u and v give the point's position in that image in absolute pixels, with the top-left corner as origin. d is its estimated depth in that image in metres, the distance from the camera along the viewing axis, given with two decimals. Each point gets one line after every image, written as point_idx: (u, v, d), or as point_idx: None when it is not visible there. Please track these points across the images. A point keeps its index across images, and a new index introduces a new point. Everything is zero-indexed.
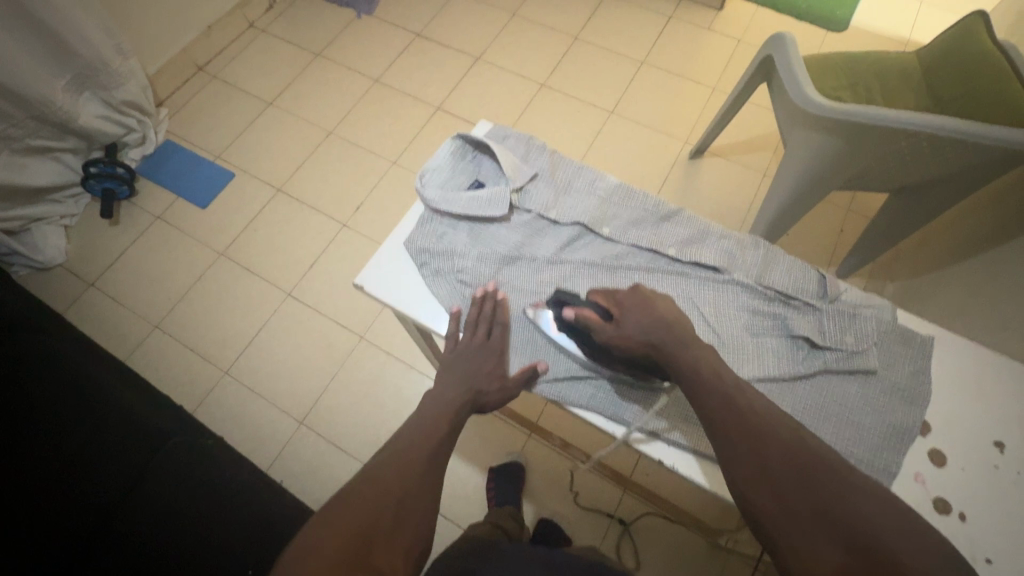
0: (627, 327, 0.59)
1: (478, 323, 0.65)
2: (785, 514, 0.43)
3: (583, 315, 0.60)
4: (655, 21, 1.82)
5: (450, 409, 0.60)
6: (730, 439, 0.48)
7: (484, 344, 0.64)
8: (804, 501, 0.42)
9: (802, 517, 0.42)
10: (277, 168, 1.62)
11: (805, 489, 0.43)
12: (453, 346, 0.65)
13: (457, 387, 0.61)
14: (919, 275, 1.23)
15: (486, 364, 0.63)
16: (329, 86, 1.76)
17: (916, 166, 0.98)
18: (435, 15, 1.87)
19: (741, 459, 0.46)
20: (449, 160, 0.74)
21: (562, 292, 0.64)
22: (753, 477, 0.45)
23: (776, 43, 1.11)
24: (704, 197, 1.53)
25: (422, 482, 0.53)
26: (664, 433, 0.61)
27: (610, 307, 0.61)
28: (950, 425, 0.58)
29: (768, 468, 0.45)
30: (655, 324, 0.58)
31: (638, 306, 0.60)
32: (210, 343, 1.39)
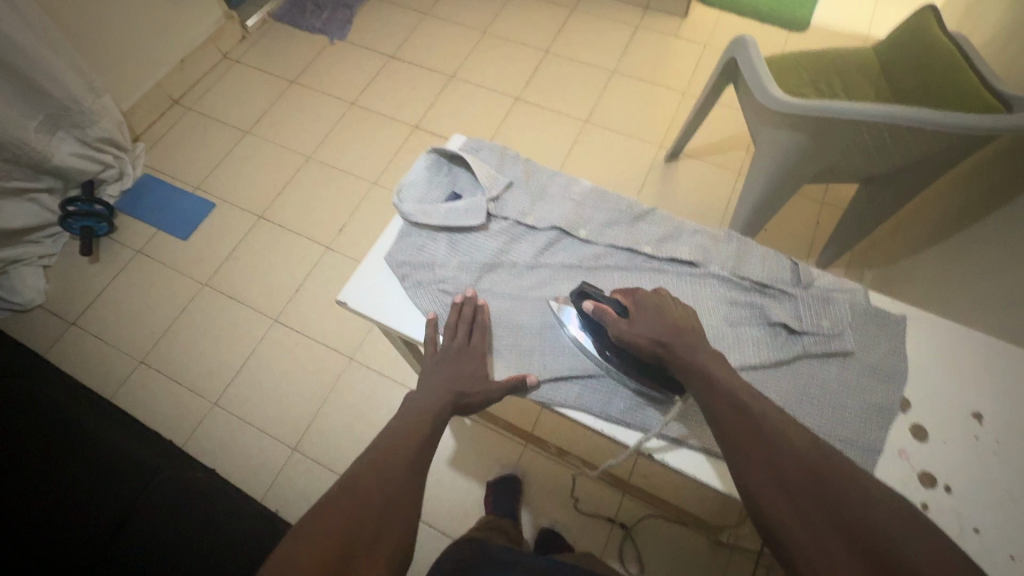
0: (640, 327, 0.58)
1: (458, 325, 0.65)
2: (799, 522, 0.45)
3: (599, 307, 0.61)
4: (622, 30, 1.87)
5: (433, 410, 0.60)
6: (742, 445, 0.50)
7: (466, 346, 0.64)
8: (817, 508, 0.45)
9: (814, 525, 0.44)
10: (257, 195, 1.63)
11: (816, 495, 0.45)
12: (434, 353, 0.65)
13: (441, 391, 0.61)
14: (894, 261, 1.26)
15: (467, 366, 0.63)
16: (306, 111, 1.77)
17: (879, 155, 1.01)
18: (407, 37, 1.90)
19: (755, 467, 0.48)
20: (425, 174, 0.75)
21: (587, 286, 0.64)
22: (767, 484, 0.47)
23: (737, 46, 1.14)
24: (681, 198, 1.56)
25: (404, 491, 0.53)
26: (684, 441, 0.61)
27: (628, 304, 0.61)
28: (930, 399, 0.59)
29: (782, 476, 0.47)
30: (666, 329, 0.58)
31: (654, 311, 0.59)
32: (198, 375, 1.38)
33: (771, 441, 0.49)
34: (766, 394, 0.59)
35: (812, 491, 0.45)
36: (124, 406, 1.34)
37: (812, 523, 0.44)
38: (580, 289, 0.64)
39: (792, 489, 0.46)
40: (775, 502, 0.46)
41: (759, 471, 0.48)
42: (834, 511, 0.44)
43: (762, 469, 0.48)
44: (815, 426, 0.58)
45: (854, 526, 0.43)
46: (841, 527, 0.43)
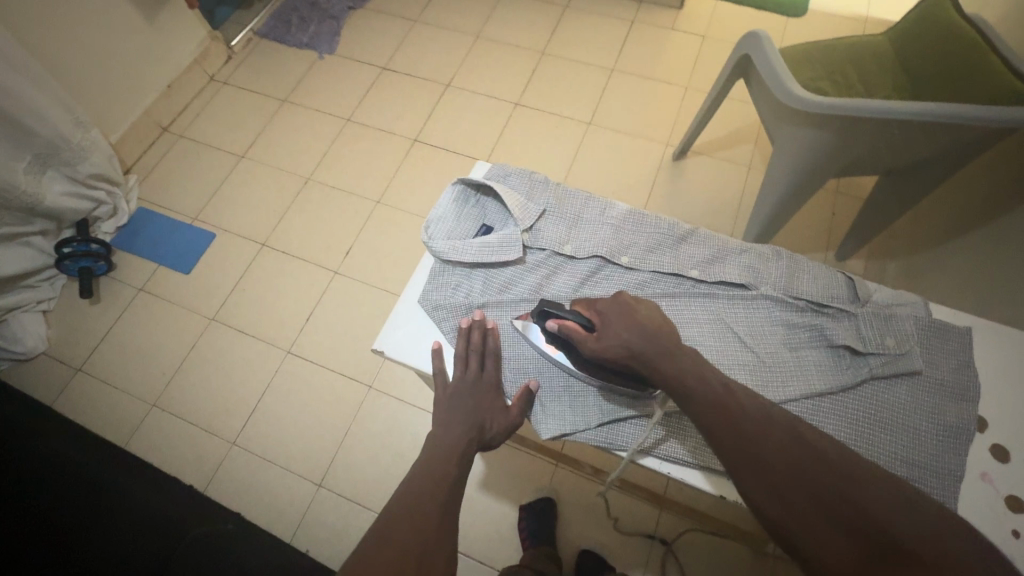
0: (607, 339, 0.57)
1: (469, 354, 0.64)
2: (793, 514, 0.42)
3: (565, 327, 0.59)
4: (618, 26, 1.83)
5: (456, 446, 0.57)
6: (727, 445, 0.47)
7: (479, 377, 0.63)
8: (809, 499, 0.42)
9: (809, 517, 0.41)
10: (259, 222, 1.58)
11: (803, 478, 0.43)
12: (445, 387, 0.63)
13: (459, 427, 0.59)
14: (918, 252, 1.24)
15: (487, 397, 0.62)
16: (302, 132, 1.72)
17: (906, 148, 0.98)
18: (398, 46, 1.85)
19: (741, 464, 0.46)
20: (452, 208, 0.71)
21: (546, 303, 0.62)
22: (753, 477, 0.45)
23: (750, 41, 1.11)
24: (692, 197, 1.53)
25: (440, 534, 0.50)
26: (656, 446, 0.61)
27: (591, 316, 0.59)
28: (1005, 417, 0.57)
29: (769, 468, 0.45)
30: (634, 335, 0.56)
31: (616, 319, 0.58)
32: (214, 414, 1.34)
33: (755, 437, 0.46)
34: (835, 421, 0.57)
35: (801, 482, 0.43)
36: (140, 452, 1.30)
37: (806, 515, 0.42)
38: (540, 308, 0.62)
39: (777, 477, 0.44)
40: (762, 493, 0.44)
41: (746, 469, 0.45)
42: (824, 496, 0.42)
43: (749, 467, 0.45)
44: (893, 452, 0.56)
45: (845, 507, 0.41)
46: (836, 515, 0.41)
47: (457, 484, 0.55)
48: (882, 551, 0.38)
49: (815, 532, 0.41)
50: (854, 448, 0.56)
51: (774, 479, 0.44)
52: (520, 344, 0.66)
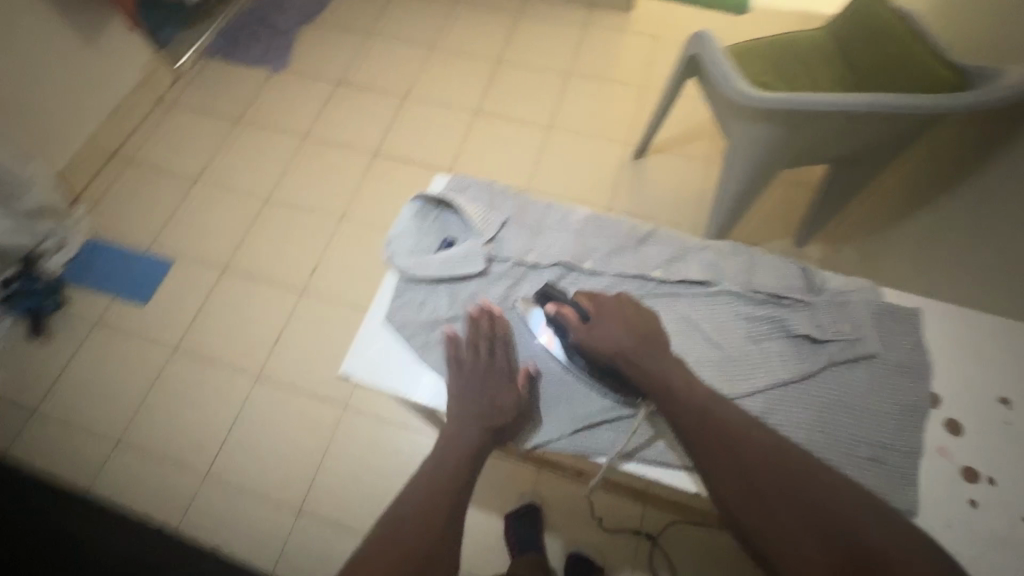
0: (601, 333, 0.60)
1: (478, 341, 0.62)
2: (770, 520, 0.49)
3: (562, 312, 0.62)
4: (572, 30, 1.85)
5: (470, 445, 0.59)
6: (710, 456, 0.53)
7: (491, 365, 0.62)
8: (787, 508, 0.49)
9: (785, 521, 0.48)
10: (219, 246, 1.53)
11: (782, 489, 0.50)
12: (458, 376, 0.62)
13: (472, 420, 0.60)
14: (870, 235, 1.29)
15: (501, 392, 0.61)
16: (258, 151, 1.68)
17: (851, 137, 1.02)
18: (354, 59, 1.83)
19: (722, 472, 0.52)
20: (413, 224, 0.71)
21: (550, 287, 0.65)
22: (735, 486, 0.51)
23: (697, 41, 1.14)
24: (655, 194, 1.55)
25: (442, 539, 0.53)
26: (641, 450, 0.62)
27: (589, 307, 0.62)
28: (956, 392, 0.60)
29: (749, 479, 0.51)
30: (628, 337, 0.60)
31: (615, 316, 0.61)
32: (183, 449, 1.29)
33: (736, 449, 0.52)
34: (799, 410, 0.59)
35: (780, 493, 0.49)
36: (106, 496, 1.24)
37: (782, 519, 0.48)
38: (544, 289, 0.65)
39: (757, 486, 0.50)
40: (744, 501, 0.50)
41: (727, 477, 0.52)
42: (801, 507, 0.48)
43: (731, 477, 0.52)
44: (856, 436, 0.57)
45: (818, 516, 0.48)
46: (810, 521, 0.48)
47: (467, 491, 0.57)
48: (847, 554, 0.45)
49: (790, 537, 0.47)
50: (820, 433, 0.58)
51: (755, 489, 0.50)
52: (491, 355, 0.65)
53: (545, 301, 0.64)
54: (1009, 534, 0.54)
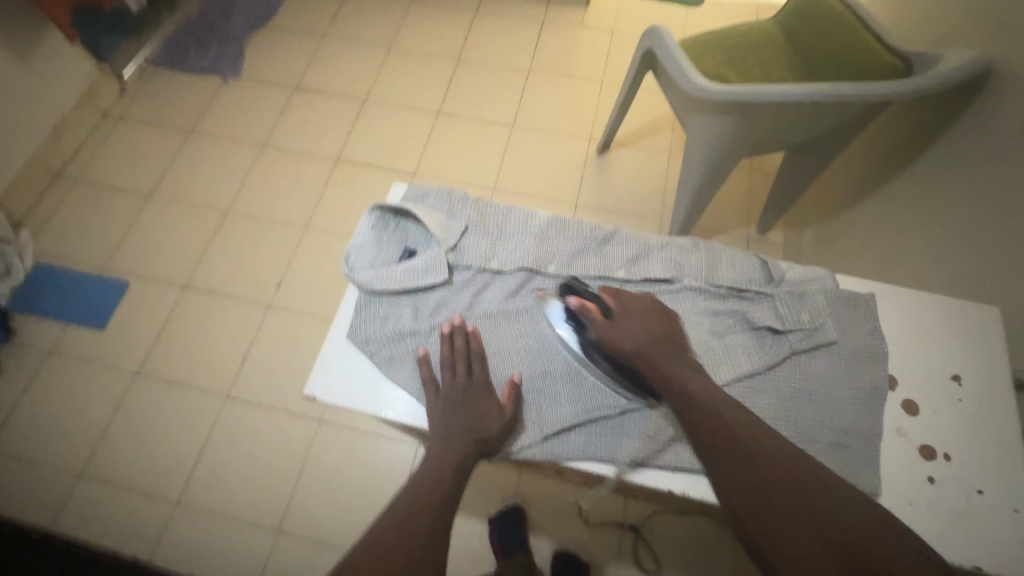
0: (621, 331, 0.60)
1: (455, 359, 0.62)
2: (774, 524, 0.49)
3: (584, 305, 0.62)
4: (530, 27, 1.84)
5: (457, 456, 0.57)
6: (718, 457, 0.53)
7: (471, 382, 0.61)
8: (793, 514, 0.49)
9: (788, 527, 0.48)
10: (178, 263, 1.48)
11: (791, 497, 0.49)
12: (436, 396, 0.60)
13: (455, 433, 0.58)
14: (828, 219, 1.32)
15: (481, 407, 0.60)
16: (215, 163, 1.63)
17: (805, 126, 1.04)
18: (308, 64, 1.79)
19: (731, 477, 0.52)
20: (371, 235, 0.69)
21: (574, 280, 0.66)
22: (744, 491, 0.51)
23: (651, 36, 1.15)
24: (620, 188, 1.56)
25: (428, 546, 0.50)
26: (655, 458, 0.60)
27: (612, 304, 0.62)
28: (911, 373, 0.62)
29: (756, 482, 0.51)
30: (647, 338, 0.60)
31: (637, 316, 0.61)
32: (151, 477, 1.24)
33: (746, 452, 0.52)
34: (764, 401, 0.60)
35: (789, 500, 0.49)
36: (72, 532, 1.19)
37: (785, 524, 0.48)
38: (568, 283, 0.65)
39: (767, 492, 0.50)
40: (752, 507, 0.50)
41: (736, 481, 0.51)
42: (810, 516, 0.48)
43: (740, 482, 0.51)
44: (818, 421, 0.59)
45: (827, 525, 0.47)
46: (815, 529, 0.47)
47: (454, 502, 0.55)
48: (852, 562, 0.45)
49: (797, 544, 0.47)
50: (787, 422, 0.59)
51: (762, 492, 0.50)
52: None
53: (568, 294, 0.64)
54: (966, 508, 0.56)
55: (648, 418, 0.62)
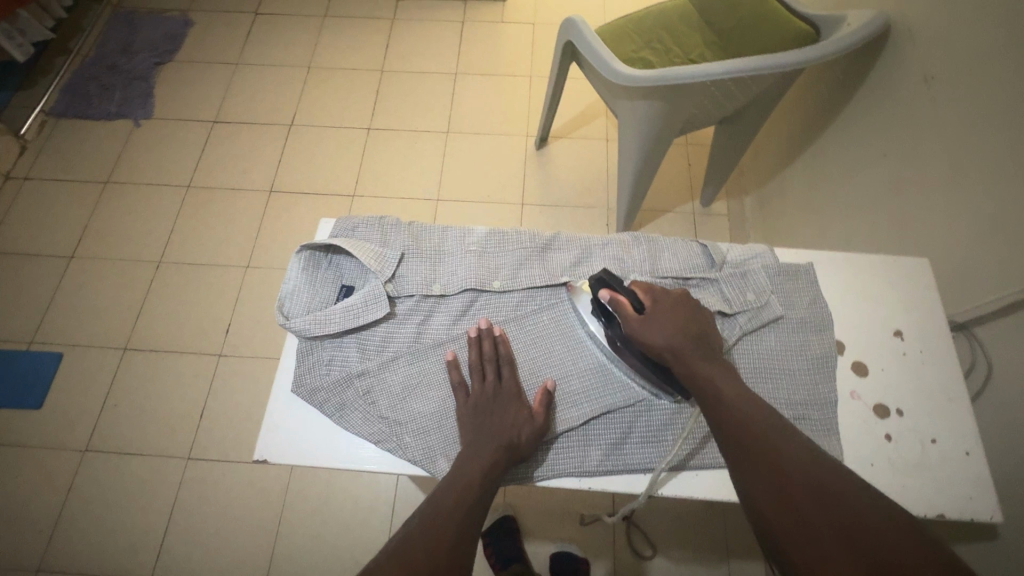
0: (655, 326, 0.56)
1: (483, 364, 0.61)
2: (799, 527, 0.43)
3: (616, 299, 0.58)
4: (451, 29, 1.81)
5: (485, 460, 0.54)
6: (743, 461, 0.48)
7: (499, 389, 0.60)
8: (821, 515, 0.43)
9: (814, 530, 0.42)
10: (114, 325, 1.39)
11: (818, 496, 0.44)
12: (467, 399, 0.59)
13: (484, 440, 0.56)
14: (764, 184, 1.36)
15: (510, 414, 0.58)
16: (140, 212, 1.53)
17: (728, 99, 1.06)
18: (225, 95, 1.70)
19: (755, 476, 0.47)
20: (303, 278, 0.66)
21: (608, 274, 0.61)
22: (768, 491, 0.46)
23: (569, 27, 1.14)
24: (564, 180, 1.56)
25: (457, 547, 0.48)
26: (691, 459, 0.60)
27: (645, 299, 0.58)
28: (855, 334, 0.64)
29: (783, 483, 0.46)
30: (680, 335, 0.56)
31: (670, 313, 0.57)
32: (118, 555, 1.17)
33: (771, 455, 0.47)
34: None
35: (814, 496, 0.44)
36: None
37: (810, 526, 0.43)
38: (601, 275, 0.61)
39: (791, 490, 0.45)
40: (775, 508, 0.45)
41: (760, 479, 0.47)
42: (836, 515, 0.42)
43: (766, 480, 0.47)
44: (775, 398, 0.60)
45: (853, 527, 0.41)
46: (844, 533, 0.41)
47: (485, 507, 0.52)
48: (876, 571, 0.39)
49: (818, 549, 0.41)
50: None
51: (788, 492, 0.45)
52: (414, 398, 0.62)
53: (601, 288, 0.60)
54: (922, 458, 0.58)
55: (612, 422, 0.61)
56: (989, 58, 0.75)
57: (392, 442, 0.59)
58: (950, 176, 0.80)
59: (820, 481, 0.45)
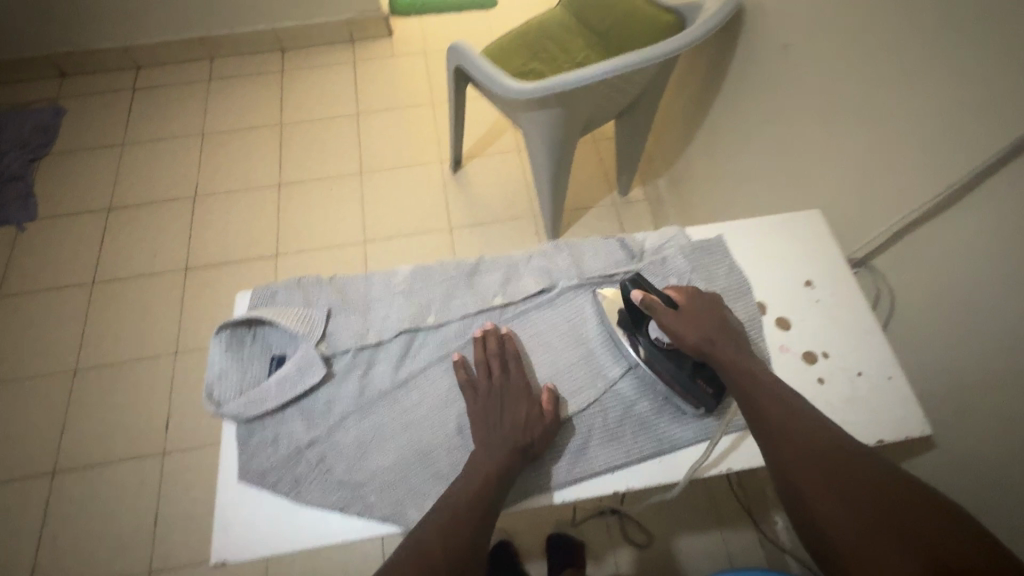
0: (689, 321, 0.60)
1: (487, 364, 0.62)
2: (835, 507, 0.47)
3: (649, 299, 0.61)
4: (343, 71, 1.80)
5: (496, 461, 0.55)
6: (780, 444, 0.51)
7: (507, 384, 0.61)
8: (856, 496, 0.46)
9: (849, 507, 0.46)
10: (36, 449, 1.26)
11: (853, 478, 0.48)
12: (474, 398, 0.61)
13: (492, 442, 0.57)
14: (670, 166, 1.43)
15: (521, 408, 0.59)
16: (43, 320, 1.41)
17: (619, 95, 1.11)
18: (117, 179, 1.61)
19: (792, 456, 0.50)
20: (228, 358, 0.63)
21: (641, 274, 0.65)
22: (804, 472, 0.49)
23: (456, 54, 1.16)
24: (487, 198, 1.57)
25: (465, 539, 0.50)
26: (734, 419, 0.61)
27: (677, 297, 0.62)
28: (772, 293, 0.68)
29: (821, 465, 0.49)
30: (711, 328, 0.60)
31: (700, 308, 0.61)
32: None
33: (802, 438, 0.51)
34: None
35: (848, 477, 0.48)
36: None
37: (846, 507, 0.46)
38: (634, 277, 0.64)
39: (828, 471, 0.48)
40: (810, 488, 0.48)
41: (797, 460, 0.50)
42: (870, 497, 0.46)
43: (802, 460, 0.50)
44: None
45: (886, 507, 0.45)
46: (878, 512, 0.45)
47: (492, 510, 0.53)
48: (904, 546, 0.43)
49: (851, 526, 0.45)
50: None
51: (826, 469, 0.49)
52: (372, 455, 0.60)
53: (633, 289, 0.63)
54: (854, 391, 0.62)
55: (575, 428, 0.62)
56: (832, 20, 0.84)
57: (359, 504, 0.57)
58: (824, 130, 0.88)
59: (850, 460, 0.49)
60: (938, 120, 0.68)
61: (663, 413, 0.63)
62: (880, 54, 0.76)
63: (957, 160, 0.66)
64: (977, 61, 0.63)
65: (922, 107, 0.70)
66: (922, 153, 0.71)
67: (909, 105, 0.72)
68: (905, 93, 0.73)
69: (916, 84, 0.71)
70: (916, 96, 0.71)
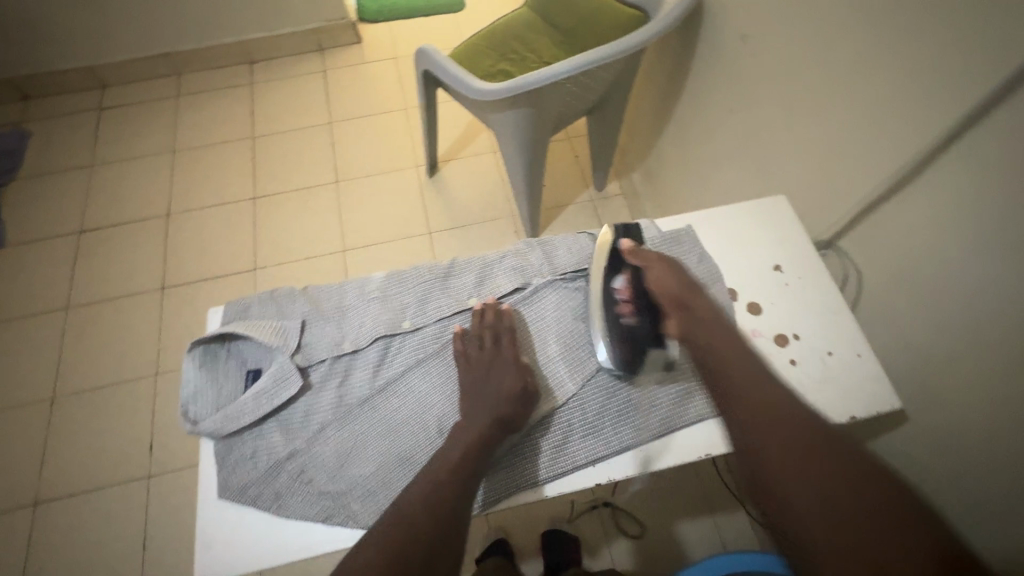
0: (665, 270, 0.66)
1: (471, 346, 0.64)
2: (802, 476, 0.48)
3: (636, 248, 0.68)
4: (314, 80, 1.78)
5: (477, 435, 0.56)
6: (754, 417, 0.53)
7: (494, 358, 0.63)
8: (822, 467, 0.48)
9: (816, 476, 0.48)
10: (15, 481, 1.23)
11: (821, 450, 0.49)
12: (462, 371, 0.63)
13: (473, 420, 0.58)
14: (644, 159, 1.44)
15: (505, 378, 0.61)
16: (17, 349, 1.37)
17: (587, 91, 1.12)
18: (88, 200, 1.58)
19: (764, 428, 0.52)
20: (202, 376, 0.63)
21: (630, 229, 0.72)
22: (774, 442, 0.51)
23: (423, 58, 1.16)
24: (464, 200, 1.58)
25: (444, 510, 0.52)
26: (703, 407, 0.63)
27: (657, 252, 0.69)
28: (742, 279, 0.69)
29: (792, 438, 0.50)
30: (683, 281, 0.65)
31: (675, 263, 0.67)
32: None
33: (775, 412, 0.52)
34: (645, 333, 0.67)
35: (815, 449, 0.49)
36: None
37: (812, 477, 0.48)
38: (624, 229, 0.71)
39: (799, 442, 0.50)
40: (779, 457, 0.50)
41: (768, 431, 0.51)
42: (836, 469, 0.48)
43: (773, 431, 0.51)
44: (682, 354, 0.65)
45: (849, 478, 0.47)
46: (842, 481, 0.47)
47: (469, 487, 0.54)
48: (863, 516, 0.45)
49: (815, 494, 0.47)
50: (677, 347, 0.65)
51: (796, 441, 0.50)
52: (352, 464, 0.60)
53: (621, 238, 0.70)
54: (826, 371, 0.63)
55: (554, 423, 0.62)
56: (788, 10, 0.85)
57: (340, 513, 0.57)
58: (786, 117, 0.90)
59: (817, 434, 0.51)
60: (891, 104, 0.70)
61: (640, 402, 0.63)
62: (834, 41, 0.78)
63: (911, 141, 0.68)
64: (924, 45, 0.65)
65: (875, 91, 0.72)
66: (879, 135, 0.73)
67: (864, 89, 0.74)
68: (859, 78, 0.74)
69: (869, 69, 0.73)
70: (870, 82, 0.73)
